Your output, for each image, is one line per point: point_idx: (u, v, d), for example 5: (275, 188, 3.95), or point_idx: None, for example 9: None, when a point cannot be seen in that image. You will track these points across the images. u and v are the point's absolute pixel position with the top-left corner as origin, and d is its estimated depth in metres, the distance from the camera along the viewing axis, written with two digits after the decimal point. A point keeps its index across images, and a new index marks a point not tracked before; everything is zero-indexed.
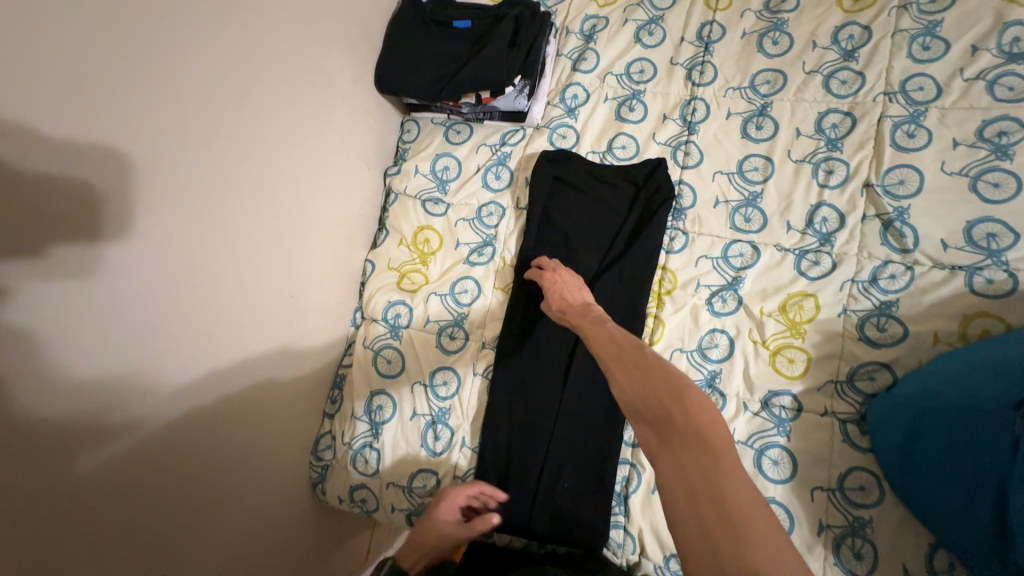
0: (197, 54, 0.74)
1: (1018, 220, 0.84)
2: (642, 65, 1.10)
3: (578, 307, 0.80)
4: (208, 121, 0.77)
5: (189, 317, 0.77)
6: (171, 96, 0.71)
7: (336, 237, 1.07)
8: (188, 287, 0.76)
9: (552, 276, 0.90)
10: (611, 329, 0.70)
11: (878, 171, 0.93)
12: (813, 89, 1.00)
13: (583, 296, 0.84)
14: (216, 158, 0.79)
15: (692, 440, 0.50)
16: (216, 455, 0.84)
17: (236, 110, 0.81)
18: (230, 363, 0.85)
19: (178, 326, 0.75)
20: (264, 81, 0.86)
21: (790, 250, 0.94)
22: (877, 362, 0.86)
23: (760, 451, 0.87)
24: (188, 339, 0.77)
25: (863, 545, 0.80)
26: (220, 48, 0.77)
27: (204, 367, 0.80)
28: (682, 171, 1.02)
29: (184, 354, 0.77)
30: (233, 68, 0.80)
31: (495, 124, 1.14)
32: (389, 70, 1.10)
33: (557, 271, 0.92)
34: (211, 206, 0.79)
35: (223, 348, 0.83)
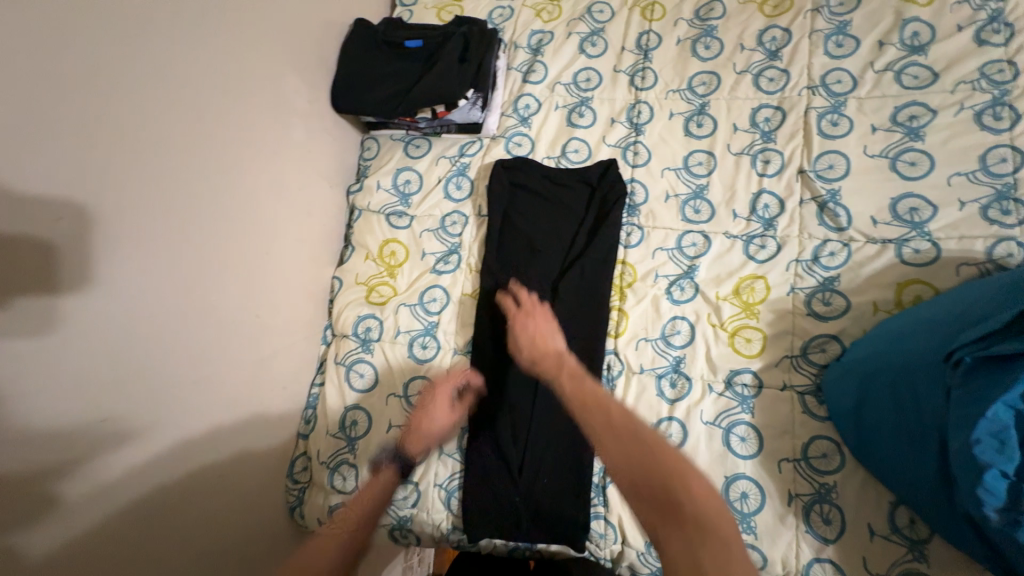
0: (143, 82, 0.75)
1: (934, 193, 0.93)
2: (589, 74, 1.16)
3: (552, 356, 0.78)
4: (162, 146, 0.78)
5: (147, 341, 0.76)
6: (121, 124, 0.71)
7: (300, 256, 1.07)
8: (145, 311, 0.75)
9: (523, 319, 0.88)
10: (589, 387, 0.69)
11: (809, 158, 1.00)
12: (745, 87, 1.07)
13: (557, 342, 0.82)
14: (171, 182, 0.79)
15: (699, 523, 0.52)
16: (184, 483, 0.81)
17: (190, 134, 0.82)
18: (196, 385, 0.84)
19: (138, 351, 0.74)
20: (218, 106, 0.87)
21: (738, 236, 1.00)
22: (826, 334, 0.92)
23: (728, 429, 0.90)
24: (149, 363, 0.76)
25: (831, 509, 0.83)
26: (168, 76, 0.78)
27: (166, 392, 0.79)
28: (633, 170, 1.07)
29: (144, 378, 0.75)
30: (184, 95, 0.81)
31: (453, 137, 1.17)
32: (344, 90, 1.13)
33: (531, 312, 0.89)
34: (170, 229, 0.79)
35: (187, 371, 0.82)
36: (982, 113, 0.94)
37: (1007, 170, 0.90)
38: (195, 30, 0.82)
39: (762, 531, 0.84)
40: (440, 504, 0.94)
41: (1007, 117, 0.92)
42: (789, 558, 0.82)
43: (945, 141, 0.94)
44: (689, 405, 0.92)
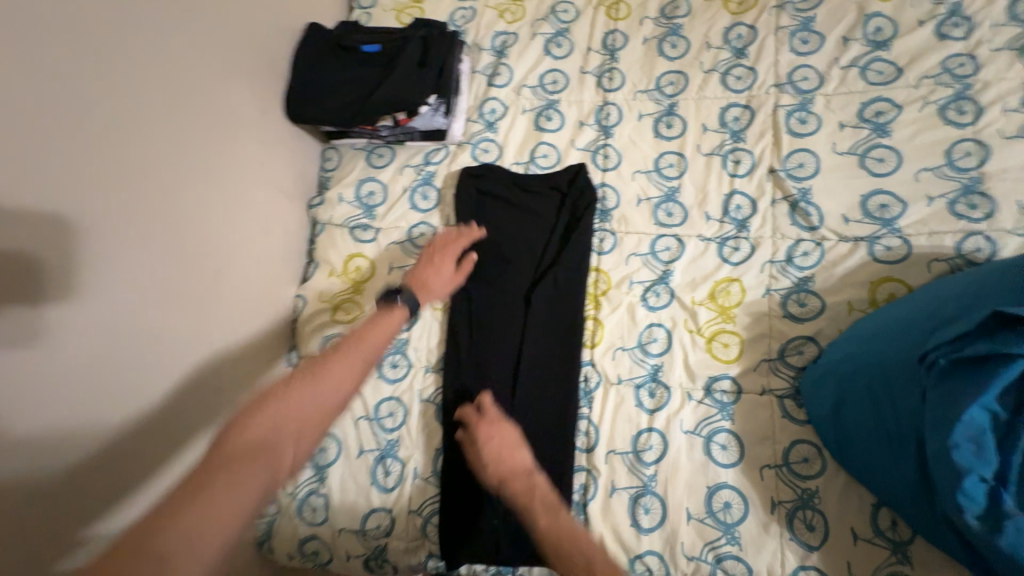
0: (62, 100, 0.68)
1: (903, 190, 0.92)
2: (555, 76, 1.13)
3: (523, 478, 0.70)
4: (85, 167, 0.72)
5: (67, 374, 0.71)
6: (34, 146, 0.66)
7: (257, 276, 1.01)
8: (63, 343, 0.70)
9: (489, 431, 0.76)
10: (564, 520, 0.63)
11: (779, 157, 0.99)
12: (713, 87, 1.06)
13: (527, 459, 0.73)
14: (98, 205, 0.73)
15: None
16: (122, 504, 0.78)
17: (121, 154, 0.76)
18: (135, 423, 0.79)
19: (56, 386, 0.69)
20: (155, 121, 0.81)
21: (712, 239, 0.98)
22: (803, 336, 0.90)
23: (708, 438, 0.88)
24: (73, 403, 0.72)
25: (814, 516, 0.82)
26: (94, 91, 0.72)
27: (96, 431, 0.75)
28: (603, 174, 1.05)
29: (70, 420, 0.71)
30: (113, 112, 0.75)
31: (417, 145, 1.12)
32: (299, 98, 1.07)
33: (495, 423, 0.78)
34: (95, 255, 0.73)
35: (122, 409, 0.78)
36: (946, 108, 0.94)
37: (972, 165, 0.91)
38: (125, 40, 0.76)
39: (746, 542, 0.82)
40: (415, 533, 0.89)
41: (970, 111, 0.93)
42: (775, 568, 0.81)
43: (911, 137, 0.94)
44: (668, 415, 0.90)
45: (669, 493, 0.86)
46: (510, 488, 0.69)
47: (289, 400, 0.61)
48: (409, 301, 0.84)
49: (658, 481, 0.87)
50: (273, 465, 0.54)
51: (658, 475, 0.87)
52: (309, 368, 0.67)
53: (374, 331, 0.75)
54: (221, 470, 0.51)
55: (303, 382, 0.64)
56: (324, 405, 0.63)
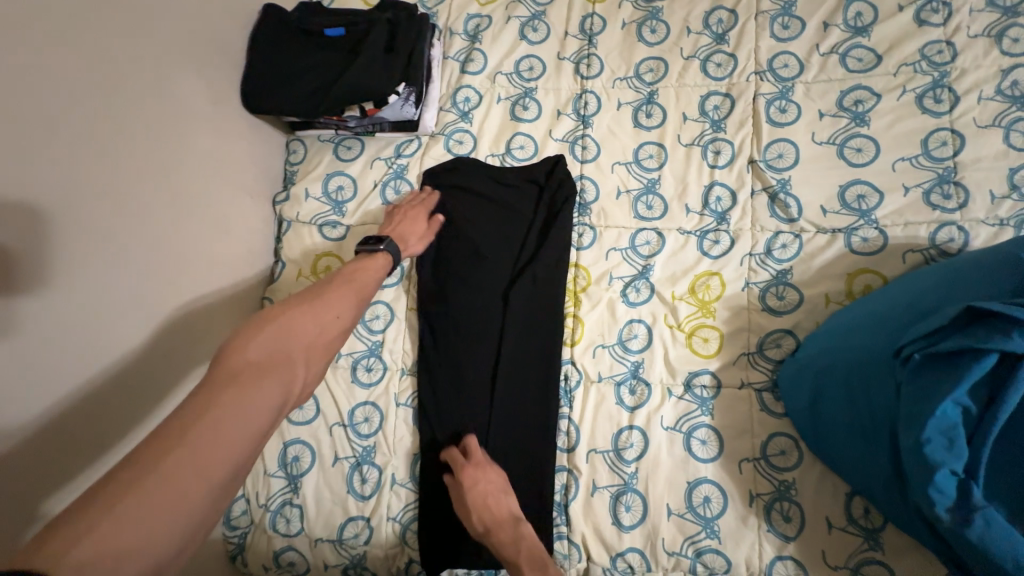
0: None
1: (880, 180, 0.92)
2: (531, 62, 1.08)
3: (507, 524, 0.77)
4: (21, 167, 0.64)
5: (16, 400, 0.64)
6: None
7: (220, 280, 0.95)
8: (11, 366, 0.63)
9: (475, 476, 0.82)
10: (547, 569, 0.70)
11: (759, 147, 0.97)
12: (693, 74, 1.03)
13: (510, 504, 0.80)
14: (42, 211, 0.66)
15: None
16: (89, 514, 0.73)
17: (62, 152, 0.69)
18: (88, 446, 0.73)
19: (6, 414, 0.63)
20: (99, 116, 0.73)
21: (691, 232, 0.96)
22: (781, 329, 0.90)
23: (688, 434, 0.88)
24: (15, 429, 0.64)
25: (791, 507, 0.83)
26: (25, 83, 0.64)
27: (53, 458, 0.68)
28: (582, 166, 1.01)
29: (16, 447, 0.64)
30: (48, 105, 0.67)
31: (387, 136, 1.07)
32: (257, 87, 0.99)
33: (479, 466, 0.84)
34: (44, 266, 0.66)
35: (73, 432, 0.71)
36: (923, 96, 0.93)
37: (948, 154, 0.90)
38: (57, 25, 0.68)
39: (725, 535, 0.83)
40: (394, 538, 0.88)
41: (946, 100, 0.92)
42: (753, 559, 0.82)
43: (889, 126, 0.93)
44: (649, 412, 0.89)
45: (650, 490, 0.85)
46: (495, 532, 0.77)
47: (289, 324, 0.65)
48: (392, 247, 0.87)
49: (639, 478, 0.86)
50: (288, 374, 0.60)
51: (639, 473, 0.87)
52: (303, 297, 0.71)
53: (360, 275, 0.80)
54: (239, 378, 0.55)
55: (301, 309, 0.68)
56: (323, 329, 0.68)
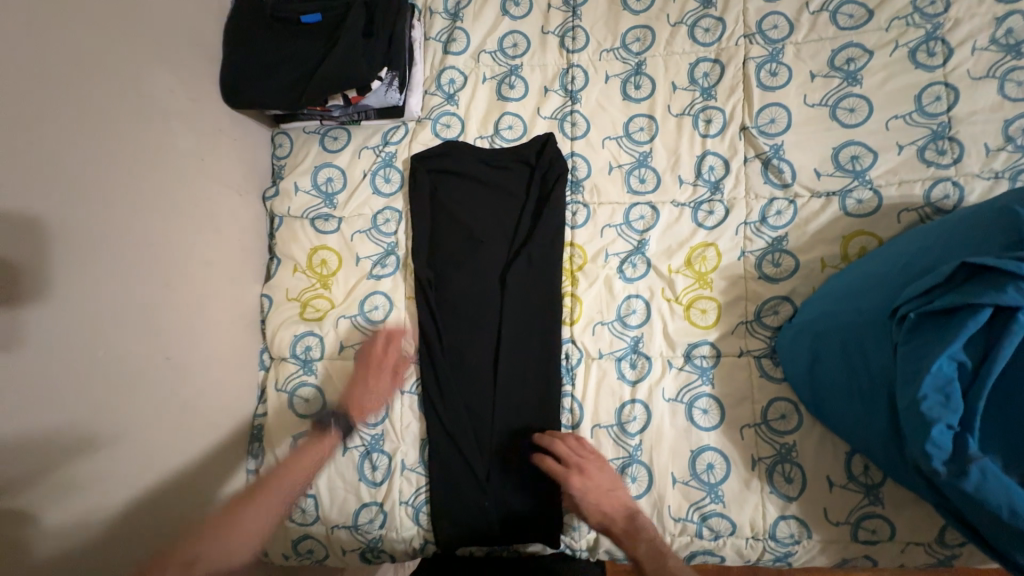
0: None
1: (874, 140, 0.91)
2: (515, 38, 1.05)
3: (625, 521, 0.81)
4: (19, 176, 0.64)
5: (48, 404, 0.66)
6: None
7: (216, 279, 0.94)
8: (39, 372, 0.65)
9: (584, 482, 0.82)
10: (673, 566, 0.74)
11: (751, 114, 0.96)
12: (681, 41, 1.00)
13: (621, 497, 0.83)
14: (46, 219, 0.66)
15: None
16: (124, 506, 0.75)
17: (55, 158, 0.68)
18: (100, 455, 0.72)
19: (43, 419, 0.65)
20: (87, 119, 0.73)
21: (686, 204, 0.96)
22: (778, 296, 0.91)
23: (690, 403, 0.89)
24: (50, 435, 0.66)
25: (793, 469, 0.85)
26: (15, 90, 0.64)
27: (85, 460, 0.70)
28: (572, 143, 1.00)
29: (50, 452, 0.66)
30: (38, 111, 0.66)
31: (373, 123, 1.05)
32: (237, 80, 0.97)
33: (585, 471, 0.83)
34: (54, 272, 0.67)
35: (85, 443, 0.70)
36: (916, 51, 0.91)
37: (941, 110, 0.89)
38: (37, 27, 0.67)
39: (729, 499, 0.85)
40: (408, 521, 0.91)
41: (940, 53, 0.90)
42: (757, 520, 0.84)
43: (882, 84, 0.92)
44: (650, 385, 0.90)
45: (655, 460, 0.87)
46: (613, 529, 0.80)
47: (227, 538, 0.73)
48: (343, 425, 0.89)
49: (643, 449, 0.88)
50: None
51: (643, 444, 0.88)
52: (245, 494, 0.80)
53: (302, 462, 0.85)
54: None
55: (214, 531, 0.73)
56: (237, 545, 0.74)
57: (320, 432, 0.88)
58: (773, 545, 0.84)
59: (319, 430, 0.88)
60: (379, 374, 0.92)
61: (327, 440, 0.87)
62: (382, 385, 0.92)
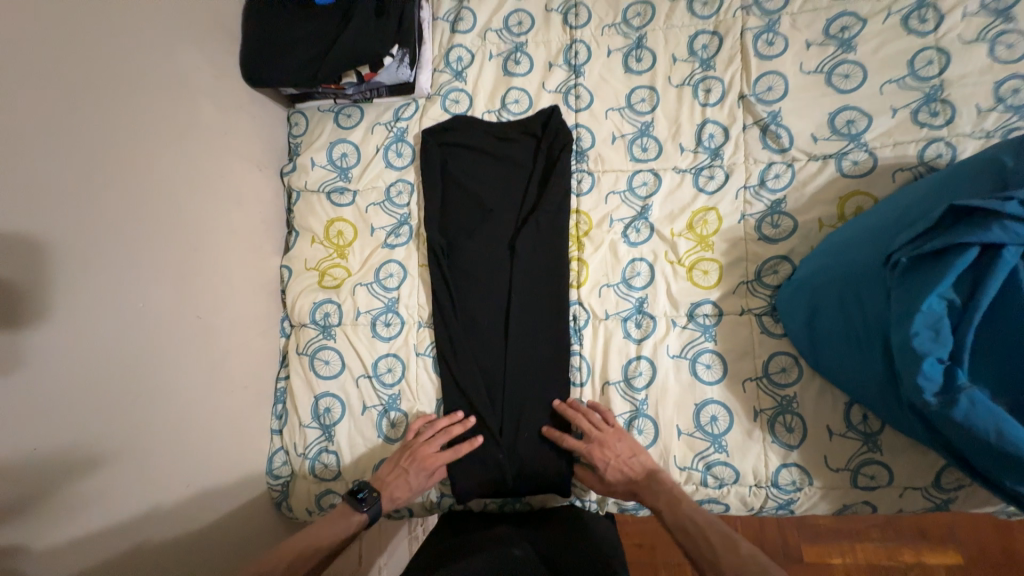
0: (35, 71, 0.65)
1: (869, 103, 0.94)
2: (520, 17, 1.09)
3: (648, 484, 0.83)
4: (68, 141, 0.69)
5: (98, 353, 0.71)
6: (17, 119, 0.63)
7: (239, 247, 0.99)
8: (88, 322, 0.70)
9: (603, 455, 0.86)
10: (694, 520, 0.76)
11: (749, 82, 0.99)
12: (680, 14, 1.04)
13: (644, 461, 0.86)
14: (92, 182, 0.72)
15: None
16: (166, 455, 0.80)
17: (99, 126, 0.73)
18: (140, 402, 0.76)
19: (93, 366, 0.70)
20: (124, 91, 0.78)
21: (687, 170, 0.99)
22: (777, 256, 0.94)
23: (693, 359, 0.93)
24: (100, 381, 0.71)
25: (794, 419, 0.88)
26: (62, 61, 0.69)
27: (132, 407, 0.75)
28: (577, 115, 1.04)
29: (102, 397, 0.71)
30: (83, 81, 0.71)
31: (385, 101, 1.10)
32: (256, 60, 1.02)
33: (605, 445, 0.86)
34: (99, 231, 0.72)
35: (128, 391, 0.75)
36: (908, 17, 0.94)
37: (934, 73, 0.92)
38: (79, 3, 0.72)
39: (732, 448, 0.89)
40: None
41: (931, 19, 0.93)
42: (760, 468, 0.88)
43: (876, 50, 0.95)
44: (655, 342, 0.94)
45: (660, 413, 0.91)
46: (640, 491, 0.83)
47: None
48: (373, 510, 0.82)
49: (649, 404, 0.92)
50: None
51: (649, 399, 0.92)
52: None
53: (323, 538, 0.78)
54: None
55: None
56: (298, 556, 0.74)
57: (353, 504, 0.82)
58: (775, 491, 0.87)
59: (354, 504, 0.82)
60: (427, 461, 0.88)
61: (356, 517, 0.81)
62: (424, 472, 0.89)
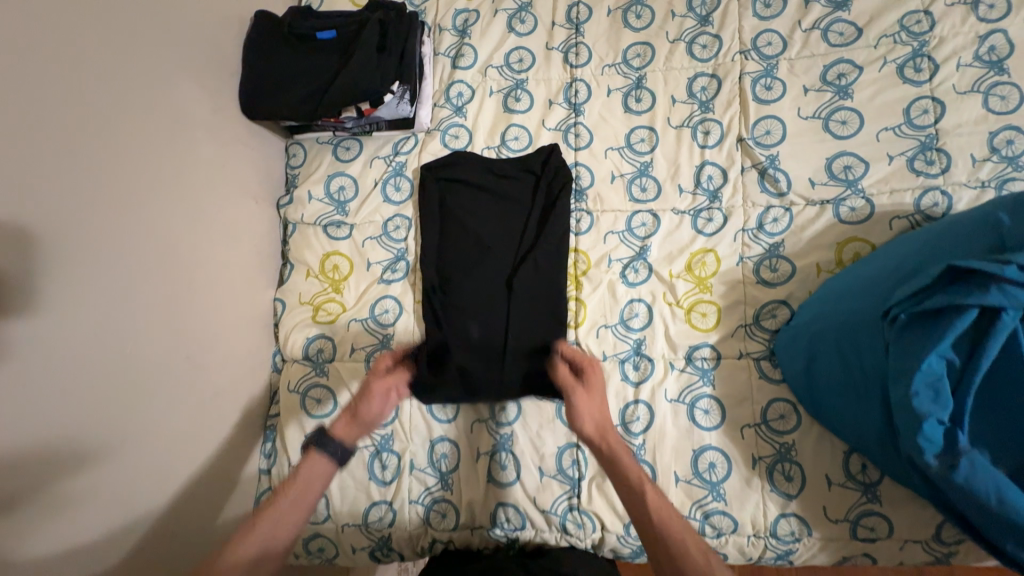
0: (31, 119, 0.65)
1: (866, 150, 0.95)
2: (520, 54, 1.10)
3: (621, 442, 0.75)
4: (61, 188, 0.68)
5: (80, 405, 0.69)
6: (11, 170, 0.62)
7: (233, 283, 0.98)
8: (72, 373, 0.68)
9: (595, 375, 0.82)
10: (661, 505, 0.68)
11: (747, 125, 1.00)
12: (680, 56, 1.05)
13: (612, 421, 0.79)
14: (85, 228, 0.71)
15: None
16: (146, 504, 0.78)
17: (94, 170, 0.72)
18: (121, 451, 0.75)
19: (74, 418, 0.68)
20: (123, 134, 0.77)
21: (685, 211, 0.99)
22: (776, 299, 0.94)
23: (691, 404, 0.92)
24: (81, 432, 0.69)
25: (793, 467, 0.87)
26: (60, 108, 0.68)
27: (113, 457, 0.74)
28: (576, 153, 1.04)
29: (82, 449, 0.69)
30: (81, 127, 0.71)
31: (384, 134, 1.09)
32: (255, 93, 1.01)
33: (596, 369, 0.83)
34: (90, 278, 0.71)
35: (108, 442, 0.73)
36: (904, 66, 0.96)
37: (929, 122, 0.93)
38: (81, 49, 0.71)
39: (730, 496, 0.87)
40: (418, 519, 0.92)
41: (927, 69, 0.95)
42: (758, 518, 0.86)
43: (873, 97, 0.96)
44: (653, 386, 0.93)
45: (657, 459, 0.90)
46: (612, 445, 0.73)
47: None
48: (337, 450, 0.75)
49: (647, 449, 0.91)
50: None
51: (647, 443, 0.91)
52: None
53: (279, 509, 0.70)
54: None
55: None
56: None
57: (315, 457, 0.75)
58: (774, 542, 0.86)
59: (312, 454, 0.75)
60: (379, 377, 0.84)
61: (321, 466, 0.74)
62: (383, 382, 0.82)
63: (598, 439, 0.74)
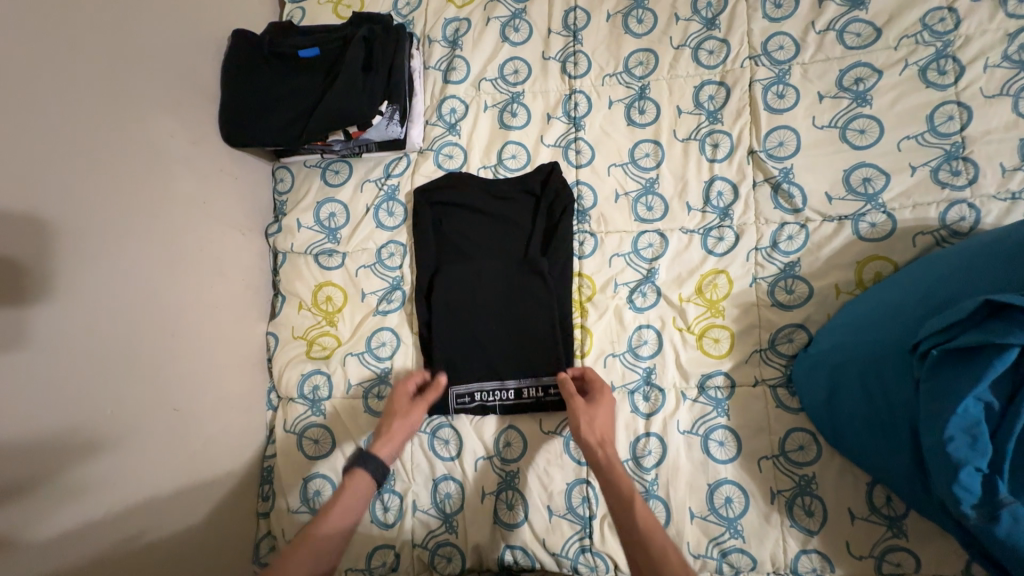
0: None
1: (886, 161, 0.89)
2: (516, 65, 1.04)
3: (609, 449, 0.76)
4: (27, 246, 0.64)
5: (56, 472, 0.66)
6: None
7: (222, 322, 0.94)
8: (45, 440, 0.65)
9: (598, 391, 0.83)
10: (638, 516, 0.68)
11: (759, 137, 0.94)
12: (685, 64, 0.99)
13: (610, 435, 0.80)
14: (53, 286, 0.67)
15: None
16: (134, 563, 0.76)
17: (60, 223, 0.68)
18: (103, 514, 0.72)
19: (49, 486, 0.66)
20: (91, 180, 0.72)
21: (695, 231, 0.94)
22: (793, 323, 0.89)
23: (705, 436, 0.87)
24: (59, 499, 0.67)
25: (813, 501, 0.83)
26: (20, 161, 0.64)
27: (94, 520, 0.71)
28: (577, 171, 0.99)
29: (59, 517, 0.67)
30: (45, 180, 0.67)
31: (375, 156, 1.04)
32: (236, 120, 0.96)
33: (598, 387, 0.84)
34: (62, 339, 0.67)
35: (88, 505, 0.70)
36: (926, 69, 0.90)
37: (954, 129, 0.87)
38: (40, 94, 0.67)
39: (749, 534, 0.84)
40: (424, 561, 0.89)
41: (951, 71, 0.88)
42: (778, 555, 0.83)
43: (893, 104, 0.90)
44: (664, 417, 0.89)
45: (671, 495, 0.86)
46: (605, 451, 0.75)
47: None
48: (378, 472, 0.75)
49: (659, 484, 0.87)
50: None
51: (659, 478, 0.87)
52: None
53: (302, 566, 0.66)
54: None
55: None
56: None
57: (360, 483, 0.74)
58: None
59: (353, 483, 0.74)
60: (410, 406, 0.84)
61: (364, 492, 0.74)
62: (417, 408, 0.84)
63: (598, 447, 0.76)
